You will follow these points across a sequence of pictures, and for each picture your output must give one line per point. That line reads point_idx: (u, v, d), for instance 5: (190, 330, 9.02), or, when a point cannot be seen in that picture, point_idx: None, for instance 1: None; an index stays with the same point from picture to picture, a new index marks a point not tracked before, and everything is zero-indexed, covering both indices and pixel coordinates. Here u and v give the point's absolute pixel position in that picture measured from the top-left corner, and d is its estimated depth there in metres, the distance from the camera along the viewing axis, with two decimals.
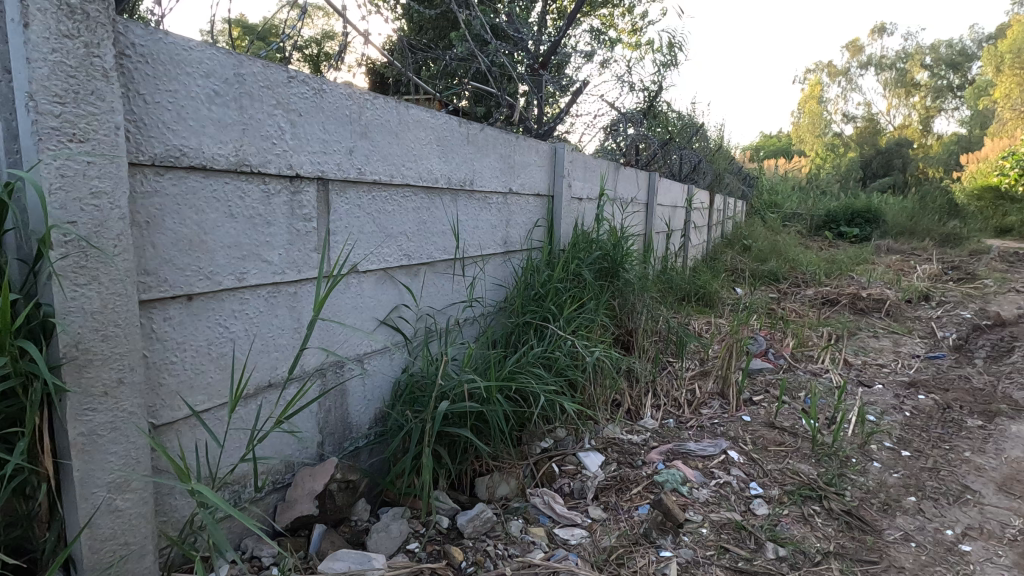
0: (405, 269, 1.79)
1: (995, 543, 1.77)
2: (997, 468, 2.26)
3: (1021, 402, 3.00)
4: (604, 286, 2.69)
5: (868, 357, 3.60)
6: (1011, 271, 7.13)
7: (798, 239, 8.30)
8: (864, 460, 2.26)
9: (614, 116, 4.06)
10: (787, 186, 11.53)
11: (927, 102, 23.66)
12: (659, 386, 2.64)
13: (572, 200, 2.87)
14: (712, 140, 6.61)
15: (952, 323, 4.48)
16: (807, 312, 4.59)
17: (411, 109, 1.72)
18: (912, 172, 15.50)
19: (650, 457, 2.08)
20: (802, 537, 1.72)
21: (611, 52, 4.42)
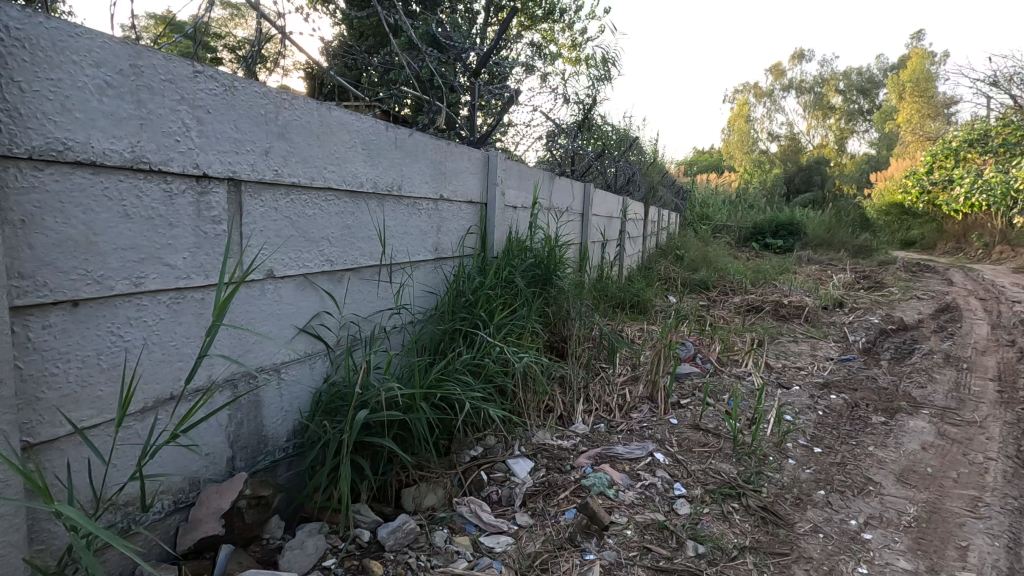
0: (327, 275, 1.73)
1: (892, 530, 1.90)
2: (896, 460, 2.44)
3: (918, 399, 3.26)
4: (537, 293, 2.71)
5: (787, 360, 3.81)
6: (913, 280, 7.77)
7: (727, 250, 8.71)
8: (780, 458, 2.37)
9: (551, 127, 4.13)
10: (719, 200, 12.10)
11: (841, 124, 25.55)
12: (590, 391, 2.68)
13: (505, 208, 2.88)
14: (647, 154, 6.85)
15: (861, 328, 4.82)
16: (733, 319, 4.80)
17: (334, 110, 1.68)
18: (829, 188, 16.64)
19: (579, 461, 2.10)
20: (720, 534, 1.79)
21: (548, 65, 4.50)
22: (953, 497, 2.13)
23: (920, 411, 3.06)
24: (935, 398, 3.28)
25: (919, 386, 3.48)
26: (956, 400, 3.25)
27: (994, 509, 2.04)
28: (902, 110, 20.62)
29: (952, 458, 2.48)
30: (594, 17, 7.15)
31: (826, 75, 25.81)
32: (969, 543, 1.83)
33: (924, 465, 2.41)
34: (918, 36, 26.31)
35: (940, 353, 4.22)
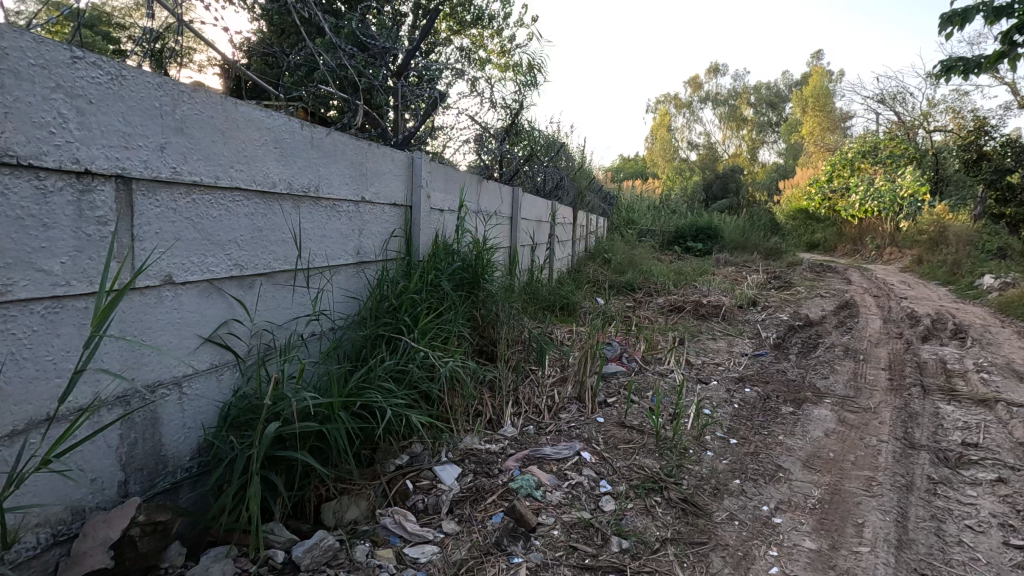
0: (235, 281, 1.63)
1: (799, 512, 2.03)
2: (802, 447, 2.61)
3: (822, 389, 3.51)
4: (464, 297, 2.68)
5: (707, 357, 4.00)
6: (817, 279, 8.41)
7: (652, 253, 9.05)
8: (699, 450, 2.48)
9: (478, 130, 4.12)
10: (644, 205, 12.57)
11: (753, 134, 27.33)
12: (519, 394, 2.68)
13: (431, 211, 2.84)
14: (575, 159, 6.99)
15: (772, 325, 5.15)
16: (658, 318, 4.99)
17: (241, 105, 1.57)
18: (743, 194, 17.71)
19: (507, 465, 2.10)
20: (643, 528, 1.83)
21: (475, 69, 4.49)
22: (851, 479, 2.30)
23: (823, 400, 3.30)
24: (835, 387, 3.55)
25: (822, 377, 3.76)
26: (854, 389, 3.53)
27: (885, 487, 2.22)
28: (806, 123, 22.35)
29: (850, 442, 2.69)
30: (521, 24, 7.23)
31: (739, 88, 27.52)
32: (865, 520, 1.98)
33: (827, 450, 2.59)
34: (816, 55, 28.70)
35: (840, 346, 4.57)
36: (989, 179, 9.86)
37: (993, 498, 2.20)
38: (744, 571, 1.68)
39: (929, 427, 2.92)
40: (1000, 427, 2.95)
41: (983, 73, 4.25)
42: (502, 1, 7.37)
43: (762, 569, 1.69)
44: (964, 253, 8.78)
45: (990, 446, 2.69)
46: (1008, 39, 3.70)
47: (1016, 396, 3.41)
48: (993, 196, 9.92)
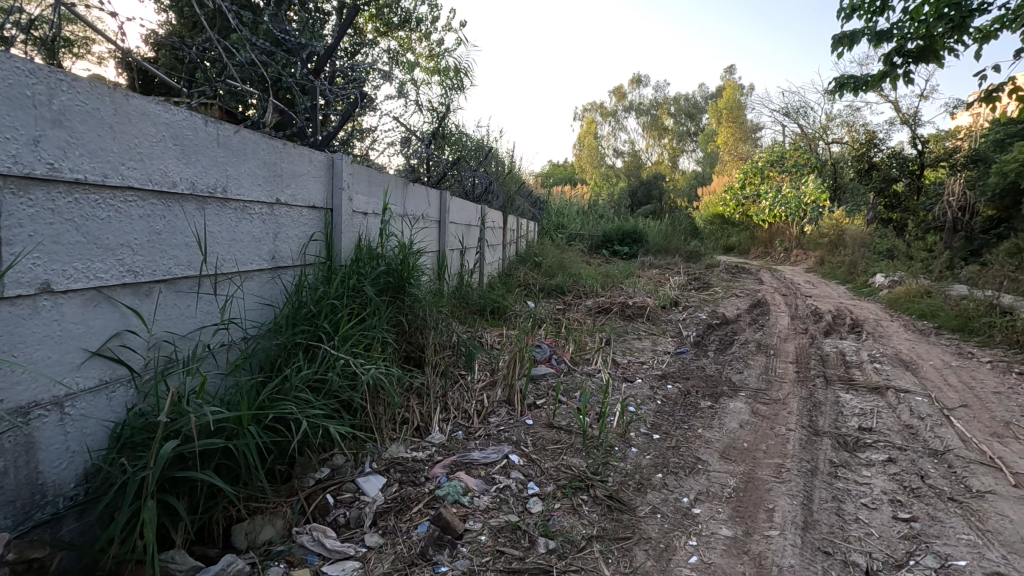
0: (130, 288, 1.49)
1: (717, 502, 2.12)
2: (719, 439, 2.74)
3: (737, 383, 3.71)
4: (389, 302, 2.60)
5: (633, 356, 4.12)
6: (732, 280, 8.92)
7: (581, 257, 9.25)
8: (623, 447, 2.55)
9: (404, 133, 4.04)
10: (573, 210, 12.83)
11: (674, 143, 28.67)
12: (448, 399, 2.64)
13: (353, 214, 2.73)
14: (503, 164, 7.01)
15: (693, 324, 5.40)
16: (586, 320, 5.09)
17: (133, 98, 1.45)
18: (666, 200, 18.48)
19: (434, 472, 2.06)
20: (569, 527, 1.85)
21: (399, 71, 4.40)
22: (763, 466, 2.44)
23: (738, 394, 3.49)
24: (749, 381, 3.77)
25: (738, 371, 3.97)
26: (766, 382, 3.76)
27: (793, 473, 2.37)
28: (721, 133, 23.74)
29: (762, 432, 2.85)
30: (449, 28, 7.18)
31: (660, 99, 28.81)
32: (775, 505, 2.10)
33: (741, 441, 2.74)
34: (729, 71, 30.58)
35: (753, 342, 4.86)
36: (879, 188, 10.87)
37: (884, 477, 2.40)
38: (665, 562, 1.73)
39: (830, 415, 3.15)
40: (890, 411, 3.24)
41: (870, 90, 4.67)
42: (429, 5, 7.30)
43: (682, 559, 1.75)
44: (859, 254, 9.62)
45: (882, 430, 2.94)
46: (890, 61, 4.08)
47: (902, 383, 3.76)
48: (882, 203, 10.93)
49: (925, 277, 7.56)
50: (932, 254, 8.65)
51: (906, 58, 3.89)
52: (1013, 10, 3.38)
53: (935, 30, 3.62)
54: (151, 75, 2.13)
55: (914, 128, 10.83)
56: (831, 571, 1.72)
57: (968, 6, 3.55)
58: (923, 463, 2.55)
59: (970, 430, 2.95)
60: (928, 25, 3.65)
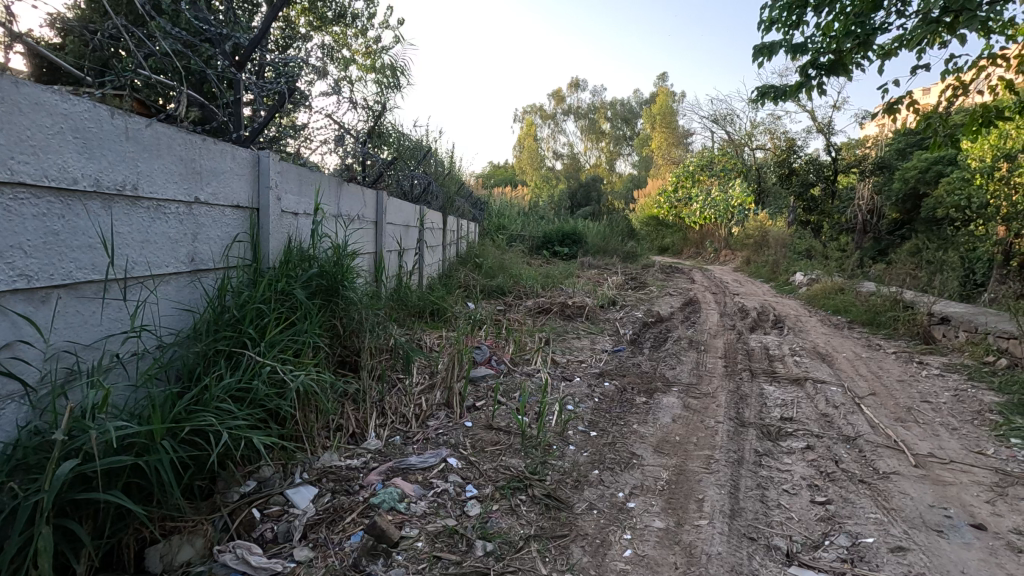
0: (22, 295, 1.36)
1: (650, 495, 2.19)
2: (653, 434, 2.83)
3: (670, 379, 3.85)
4: (322, 306, 2.49)
5: (572, 354, 4.19)
6: (667, 280, 9.22)
7: (522, 258, 9.30)
8: (562, 445, 2.58)
9: (338, 131, 3.90)
10: (514, 210, 12.88)
11: (611, 147, 29.42)
12: (385, 404, 2.58)
13: (282, 214, 2.59)
14: (442, 164, 6.92)
15: (629, 322, 5.55)
16: (526, 320, 5.13)
17: (24, 86, 1.32)
18: (605, 202, 18.91)
19: (369, 479, 2.01)
20: (507, 528, 1.85)
21: (332, 66, 4.24)
22: (694, 459, 2.54)
23: (671, 389, 3.61)
24: (682, 376, 3.92)
25: (671, 368, 4.12)
26: (697, 376, 3.92)
27: (721, 463, 2.48)
28: (655, 138, 24.56)
29: (693, 425, 2.97)
30: (386, 24, 7.01)
31: (597, 103, 29.49)
32: (705, 495, 2.18)
33: (674, 435, 2.83)
34: (662, 78, 31.72)
35: (685, 339, 5.06)
36: (798, 192, 11.58)
37: (803, 463, 2.55)
38: (601, 557, 1.76)
39: (755, 406, 3.32)
40: (809, 402, 3.45)
41: (789, 100, 4.95)
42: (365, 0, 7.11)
43: (617, 553, 1.78)
44: (781, 254, 10.23)
45: (802, 419, 3.13)
46: (805, 73, 4.36)
47: (819, 374, 4.01)
48: (801, 206, 11.64)
49: (840, 274, 8.13)
50: (845, 253, 9.32)
51: (819, 70, 4.16)
52: (909, 29, 3.69)
53: (844, 45, 3.89)
54: (62, 67, 1.95)
55: (828, 137, 11.64)
56: (755, 556, 1.81)
57: (871, 24, 3.84)
58: (837, 448, 2.73)
59: (878, 416, 3.19)
60: (838, 40, 3.92)
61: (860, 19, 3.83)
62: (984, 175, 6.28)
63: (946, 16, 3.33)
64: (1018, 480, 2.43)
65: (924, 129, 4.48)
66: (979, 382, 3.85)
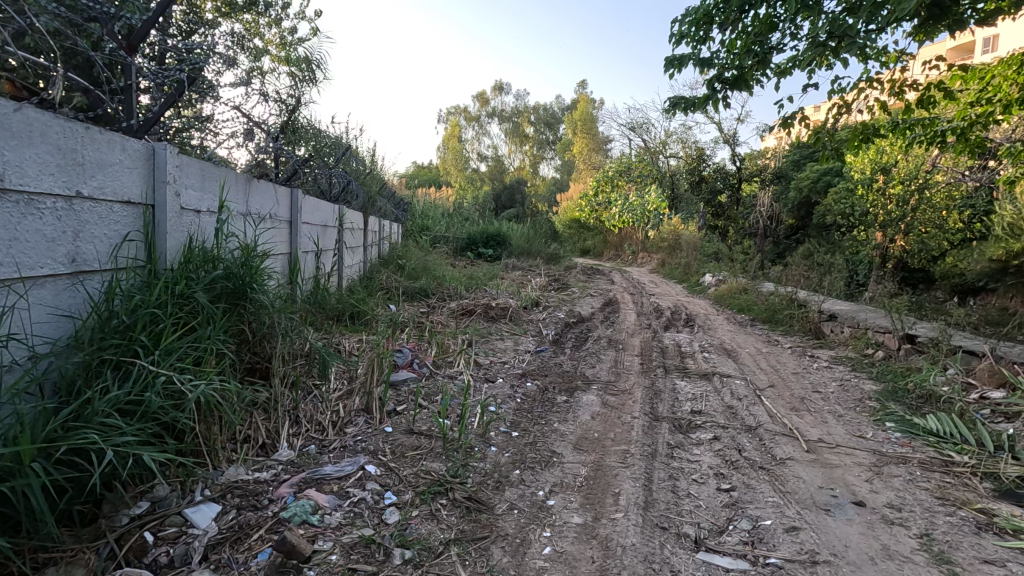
0: None
1: (570, 492, 2.23)
2: (573, 432, 2.89)
3: (590, 377, 3.96)
4: (228, 310, 2.32)
5: (495, 355, 4.20)
6: (588, 281, 9.50)
7: (446, 259, 9.23)
8: (483, 447, 2.57)
9: (248, 124, 3.68)
10: (439, 210, 12.77)
11: (534, 151, 29.93)
12: (299, 412, 2.46)
13: (182, 211, 2.39)
14: (362, 163, 6.71)
15: (551, 323, 5.66)
16: (449, 322, 5.10)
17: None
18: (529, 204, 19.17)
19: (280, 492, 1.91)
20: (427, 534, 1.82)
21: (242, 55, 4.00)
22: (611, 454, 2.62)
23: (591, 387, 3.72)
24: (601, 374, 4.05)
25: (590, 366, 4.24)
26: (615, 374, 4.06)
27: (636, 457, 2.58)
28: (577, 143, 25.21)
29: (611, 422, 3.06)
30: (302, 16, 6.70)
31: (521, 107, 29.88)
32: (621, 488, 2.26)
33: (593, 431, 2.92)
34: (582, 85, 32.67)
35: (605, 339, 5.23)
36: (707, 198, 12.09)
37: (710, 453, 2.71)
38: (520, 556, 1.77)
39: (668, 401, 3.50)
40: (716, 395, 3.68)
41: (698, 111, 5.25)
42: None
43: (536, 551, 1.80)
44: (692, 257, 10.85)
45: (709, 411, 3.33)
46: (712, 86, 4.63)
47: (725, 369, 4.29)
48: (710, 211, 12.28)
49: (744, 275, 8.75)
50: (748, 255, 10.02)
51: (724, 84, 4.44)
52: (800, 51, 4.02)
53: (744, 62, 4.18)
54: None
55: (733, 147, 12.46)
56: (666, 544, 1.89)
57: (768, 44, 4.15)
58: (740, 438, 2.92)
59: (776, 406, 3.46)
60: (740, 57, 4.21)
61: (759, 38, 4.13)
62: (865, 186, 6.92)
63: (831, 41, 3.66)
64: (892, 460, 2.72)
65: (815, 143, 4.91)
66: (861, 372, 4.27)
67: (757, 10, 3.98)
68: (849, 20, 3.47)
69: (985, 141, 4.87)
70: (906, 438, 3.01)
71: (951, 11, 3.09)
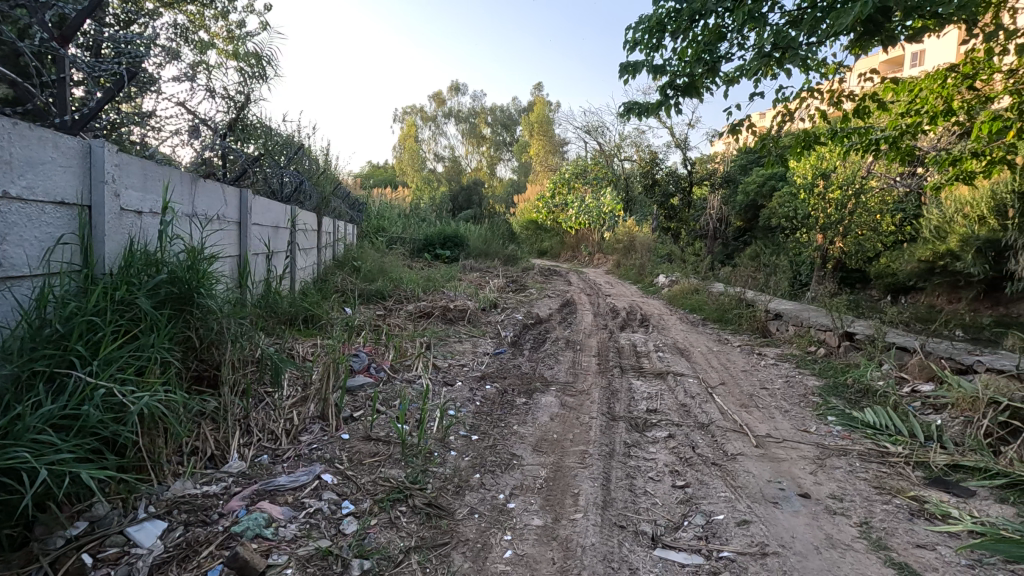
0: None
1: (529, 494, 2.25)
2: (532, 434, 2.91)
3: (548, 378, 4.00)
4: (173, 316, 2.21)
5: (453, 358, 4.17)
6: (545, 283, 9.57)
7: (402, 261, 9.11)
8: (442, 452, 2.55)
9: (193, 121, 3.52)
10: (395, 210, 12.59)
11: (491, 152, 29.96)
12: (250, 421, 2.38)
13: (122, 212, 2.26)
14: (314, 162, 6.53)
15: (509, 324, 5.68)
16: (407, 324, 5.04)
17: None
18: (486, 206, 19.16)
19: (230, 506, 1.84)
20: (386, 542, 1.79)
21: (186, 48, 3.82)
22: (570, 455, 2.65)
23: (549, 388, 3.76)
24: (559, 375, 4.09)
25: (548, 367, 4.28)
26: (572, 375, 4.11)
27: (594, 457, 2.61)
28: (533, 145, 25.37)
29: (569, 423, 3.10)
30: (250, 9, 6.47)
31: (478, 108, 29.85)
32: (580, 489, 2.29)
33: (552, 432, 2.94)
34: (538, 88, 32.88)
35: (562, 340, 5.29)
36: (660, 201, 12.41)
37: (665, 451, 2.78)
38: (481, 561, 1.77)
39: (625, 400, 3.57)
40: (670, 393, 3.78)
41: (651, 116, 5.38)
42: None
43: (497, 555, 1.80)
44: (646, 258, 11.11)
45: (664, 410, 3.41)
46: (664, 92, 4.76)
47: (679, 368, 4.41)
48: (663, 214, 12.62)
49: (695, 275, 9.02)
50: (699, 256, 10.35)
51: (676, 90, 4.57)
52: (747, 61, 4.18)
53: (695, 70, 4.31)
54: None
55: (684, 151, 12.82)
56: (624, 543, 1.93)
57: (717, 53, 4.30)
58: (694, 435, 3.01)
59: (726, 403, 3.58)
60: (691, 65, 4.34)
61: (708, 47, 4.26)
62: (807, 190, 7.25)
63: (776, 52, 3.82)
64: (833, 452, 2.87)
65: (761, 149, 5.10)
66: (805, 369, 4.47)
67: (706, 20, 4.11)
68: (792, 33, 3.63)
69: (914, 151, 5.18)
70: (846, 431, 3.17)
71: (883, 28, 3.29)
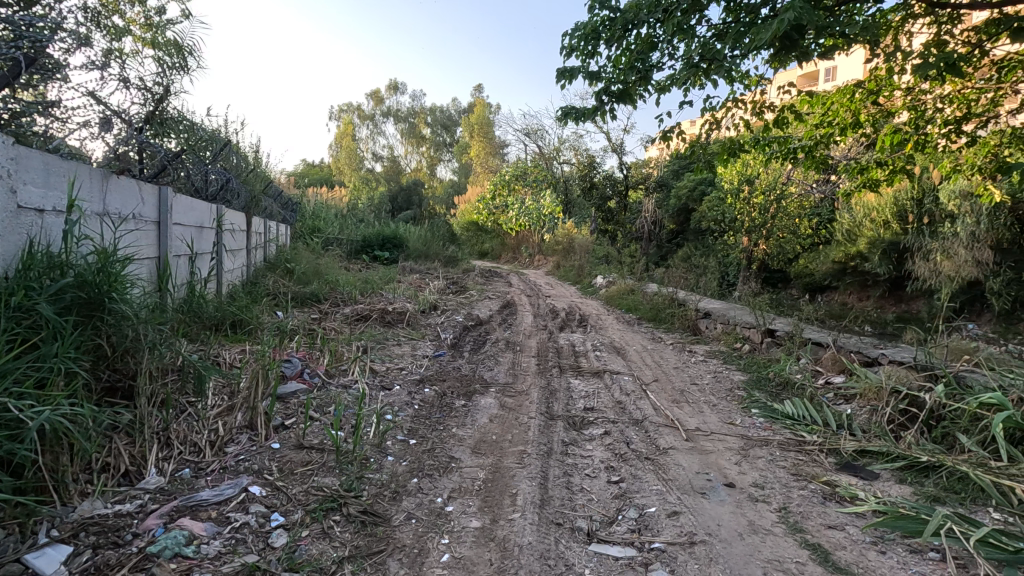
0: None
1: (467, 496, 2.24)
2: (471, 436, 2.90)
3: (487, 380, 4.00)
4: (82, 323, 2.04)
5: (391, 362, 4.10)
6: (486, 284, 9.58)
7: (338, 262, 8.85)
8: (379, 457, 2.50)
9: (105, 112, 3.28)
10: (331, 211, 12.23)
11: (431, 153, 29.66)
12: (170, 433, 2.24)
13: (20, 209, 2.06)
14: (243, 159, 6.23)
15: (449, 326, 5.64)
16: (343, 328, 4.90)
17: None
18: (426, 207, 18.95)
19: (146, 525, 1.72)
20: (318, 554, 1.74)
21: (97, 33, 3.55)
22: (508, 455, 2.66)
23: (489, 390, 3.76)
24: (498, 377, 4.10)
25: (488, 369, 4.28)
26: (512, 376, 4.13)
27: (532, 457, 2.64)
28: (473, 147, 25.32)
29: (508, 423, 3.12)
30: None
31: (417, 108, 29.47)
32: (518, 489, 2.30)
33: (491, 434, 2.95)
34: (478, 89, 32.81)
35: (502, 342, 5.30)
36: (597, 204, 12.70)
37: (601, 448, 2.86)
38: (418, 567, 1.74)
39: (563, 400, 3.63)
40: (606, 391, 3.87)
41: (587, 120, 5.50)
42: None
43: (434, 560, 1.78)
44: (585, 259, 11.34)
45: (600, 408, 3.50)
46: (600, 98, 4.88)
47: (615, 366, 4.53)
48: (600, 216, 12.93)
49: (631, 276, 9.31)
50: (635, 258, 10.69)
51: (611, 96, 4.69)
52: (677, 70, 4.34)
53: (629, 77, 4.45)
54: None
55: (620, 156, 13.18)
56: (561, 540, 1.96)
57: (649, 61, 4.45)
58: (628, 431, 3.11)
59: (659, 399, 3.72)
60: (624, 72, 4.47)
61: (641, 56, 4.41)
62: (733, 195, 7.63)
63: (703, 63, 4.00)
64: (756, 442, 3.04)
65: (691, 155, 5.33)
66: (731, 364, 4.71)
67: (639, 30, 4.25)
68: (717, 46, 3.82)
69: (827, 159, 5.56)
70: (768, 422, 3.37)
71: (799, 45, 3.46)
